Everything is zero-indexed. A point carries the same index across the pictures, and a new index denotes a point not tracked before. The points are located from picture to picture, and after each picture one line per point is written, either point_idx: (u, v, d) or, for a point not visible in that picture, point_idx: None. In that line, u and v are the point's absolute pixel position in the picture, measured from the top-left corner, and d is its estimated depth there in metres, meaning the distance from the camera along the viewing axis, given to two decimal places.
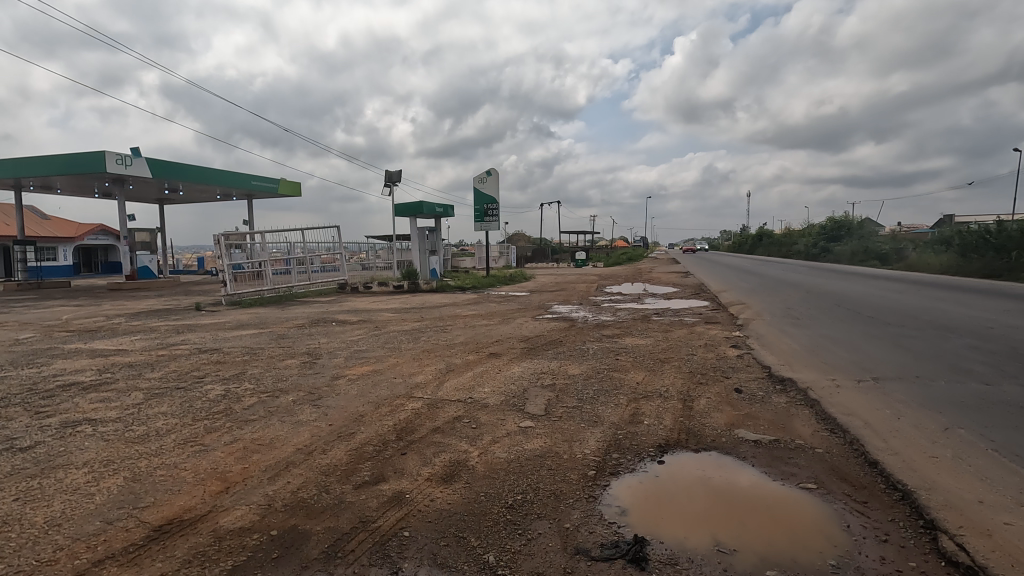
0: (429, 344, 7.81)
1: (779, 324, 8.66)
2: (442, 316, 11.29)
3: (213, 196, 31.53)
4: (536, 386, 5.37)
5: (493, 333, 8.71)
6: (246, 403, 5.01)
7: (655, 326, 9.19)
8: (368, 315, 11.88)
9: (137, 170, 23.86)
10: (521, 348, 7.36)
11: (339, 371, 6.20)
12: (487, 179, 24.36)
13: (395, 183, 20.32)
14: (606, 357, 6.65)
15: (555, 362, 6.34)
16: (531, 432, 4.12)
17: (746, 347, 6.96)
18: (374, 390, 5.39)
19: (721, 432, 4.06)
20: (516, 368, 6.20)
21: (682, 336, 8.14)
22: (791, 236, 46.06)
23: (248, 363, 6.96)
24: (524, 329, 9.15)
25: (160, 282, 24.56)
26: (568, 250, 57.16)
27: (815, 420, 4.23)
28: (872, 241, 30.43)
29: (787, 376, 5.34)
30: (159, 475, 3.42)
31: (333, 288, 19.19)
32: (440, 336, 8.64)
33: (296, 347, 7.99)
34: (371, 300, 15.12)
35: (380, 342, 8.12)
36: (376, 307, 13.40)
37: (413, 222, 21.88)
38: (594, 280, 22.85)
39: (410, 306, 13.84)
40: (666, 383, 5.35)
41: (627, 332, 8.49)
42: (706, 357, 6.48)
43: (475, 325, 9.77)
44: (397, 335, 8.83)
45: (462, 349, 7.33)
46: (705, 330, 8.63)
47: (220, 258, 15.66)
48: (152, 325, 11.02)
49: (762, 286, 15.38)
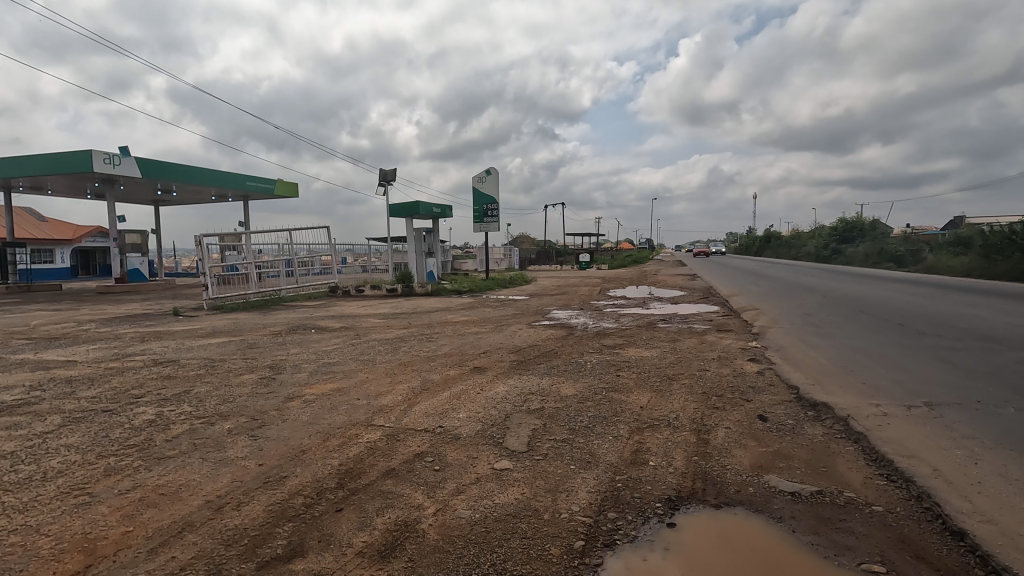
0: (409, 356, 6.99)
1: (800, 333, 7.77)
2: (431, 323, 10.45)
3: (208, 197, 30.90)
4: (521, 411, 4.51)
5: (482, 343, 7.86)
6: (171, 433, 4.17)
7: (662, 334, 8.32)
8: (353, 321, 11.07)
9: (126, 170, 23.24)
10: (511, 361, 6.51)
11: (296, 390, 5.37)
12: (486, 179, 23.57)
13: (389, 183, 19.57)
14: (606, 373, 5.78)
15: (546, 380, 5.50)
16: (506, 477, 3.27)
17: (767, 361, 6.09)
18: (328, 415, 4.55)
19: (747, 478, 3.20)
20: (500, 387, 5.34)
21: (692, 347, 7.26)
22: (801, 239, 44.82)
23: (200, 379, 6.14)
24: (517, 338, 8.30)
25: (150, 285, 23.87)
26: (572, 253, 56.08)
27: (866, 463, 3.36)
28: (886, 243, 29.37)
29: (820, 401, 4.47)
30: (7, 544, 2.60)
31: (324, 292, 18.31)
32: (423, 346, 7.81)
33: (261, 359, 7.18)
34: (360, 305, 14.34)
35: (354, 354, 7.30)
36: (363, 312, 12.60)
37: (409, 223, 21.09)
38: (598, 283, 21.96)
39: (400, 311, 13.03)
40: (676, 408, 4.48)
41: (630, 342, 7.63)
42: (721, 373, 5.61)
43: (464, 334, 8.93)
44: (376, 345, 8.00)
45: (444, 362, 6.49)
46: (717, 341, 7.74)
47: (203, 261, 14.71)
48: (119, 332, 10.26)
49: (775, 289, 14.49)
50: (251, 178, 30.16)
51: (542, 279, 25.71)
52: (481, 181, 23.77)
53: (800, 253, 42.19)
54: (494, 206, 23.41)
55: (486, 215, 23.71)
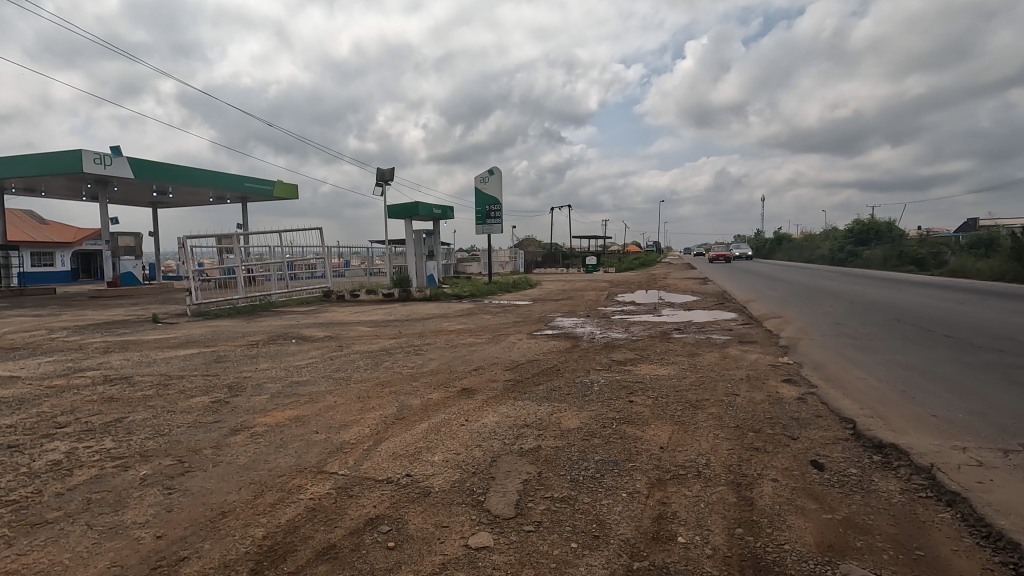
0: (389, 374, 6.11)
1: (836, 346, 6.84)
2: (423, 333, 9.55)
3: (206, 199, 30.21)
4: (511, 452, 3.63)
5: (475, 358, 6.96)
6: (69, 483, 3.30)
7: (679, 347, 7.41)
8: (340, 330, 10.21)
9: (118, 171, 22.57)
10: (506, 381, 5.62)
11: (247, 420, 4.49)
12: (489, 179, 22.71)
13: (387, 182, 18.77)
14: (616, 398, 4.87)
15: (546, 407, 4.60)
16: (482, 564, 2.37)
17: (807, 383, 5.16)
18: (273, 456, 3.67)
19: (816, 569, 2.30)
20: (489, 417, 4.44)
21: (715, 364, 6.33)
22: (814, 241, 43.42)
23: (144, 402, 5.28)
24: (516, 351, 7.39)
25: (143, 290, 23.17)
26: (578, 255, 55.00)
27: (977, 544, 2.46)
28: (906, 245, 28.18)
29: (889, 443, 3.56)
30: None
31: (318, 296, 17.50)
32: (408, 361, 6.91)
33: (223, 375, 6.32)
34: (352, 311, 13.49)
35: (329, 370, 6.42)
36: (354, 320, 11.75)
37: (408, 225, 20.25)
38: (605, 287, 21.03)
39: (394, 317, 12.16)
40: (705, 451, 3.58)
41: (643, 357, 6.72)
42: (755, 400, 4.70)
43: (458, 346, 8.03)
44: (357, 360, 7.10)
45: (428, 383, 5.61)
46: (743, 355, 6.80)
47: (186, 265, 13.93)
48: (85, 342, 9.47)
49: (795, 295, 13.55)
50: (249, 179, 29.44)
51: (548, 283, 24.80)
52: (483, 181, 22.92)
53: (814, 255, 40.87)
54: (497, 207, 22.55)
55: (488, 216, 22.86)
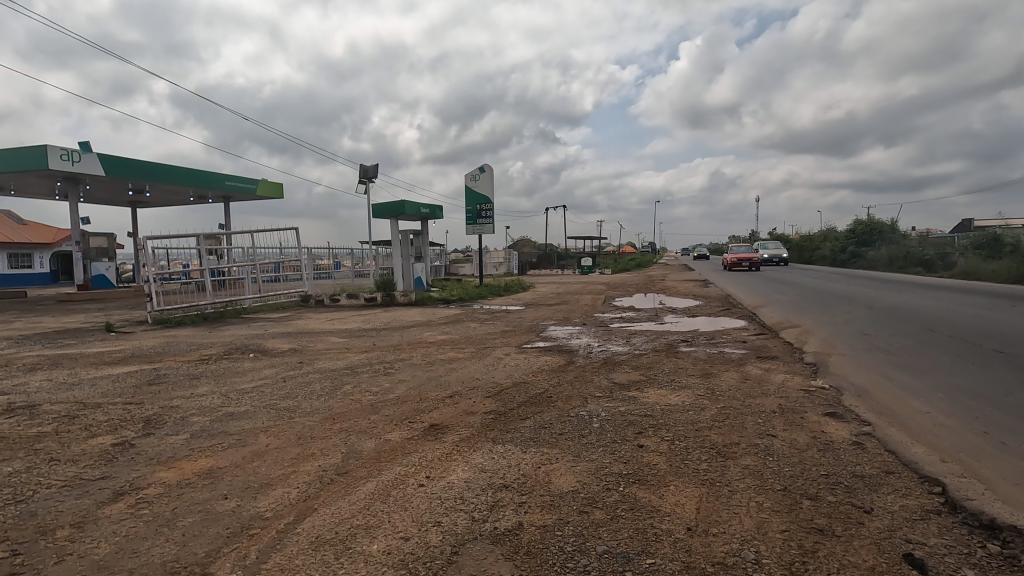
0: (344, 403, 5.04)
1: (874, 365, 5.88)
2: (399, 346, 8.50)
3: (186, 198, 29.04)
4: (479, 540, 2.59)
5: (451, 379, 5.90)
6: None
7: (690, 366, 6.39)
8: (307, 342, 9.11)
9: (88, 168, 21.39)
10: (485, 414, 4.57)
11: (143, 478, 3.43)
12: (479, 177, 21.68)
13: (370, 180, 17.74)
14: (621, 441, 3.84)
15: (533, 456, 3.59)
16: None
17: (858, 419, 4.15)
18: (147, 546, 2.62)
19: None
20: (457, 471, 3.40)
21: (736, 388, 5.31)
22: (816, 241, 42.26)
23: (31, 444, 4.22)
24: (502, 370, 6.33)
25: (116, 293, 21.98)
26: (574, 256, 53.84)
27: None
28: (913, 246, 27.11)
29: (1006, 527, 2.57)
30: None
31: (295, 301, 16.41)
32: (372, 384, 5.84)
33: (147, 404, 5.26)
34: (328, 318, 12.43)
35: (275, 397, 5.34)
36: (327, 329, 10.71)
37: (394, 225, 19.20)
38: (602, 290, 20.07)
39: (372, 326, 11.11)
40: (751, 538, 2.55)
41: (650, 379, 5.70)
42: (798, 444, 3.69)
43: (435, 363, 6.97)
44: (312, 382, 6.03)
45: (389, 417, 4.56)
46: (766, 377, 5.77)
47: (147, 268, 12.73)
48: (17, 356, 8.38)
49: (807, 300, 12.61)
50: (231, 178, 28.27)
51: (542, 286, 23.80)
52: (474, 179, 21.84)
53: (815, 257, 39.80)
54: (488, 205, 21.51)
55: (479, 216, 21.81)
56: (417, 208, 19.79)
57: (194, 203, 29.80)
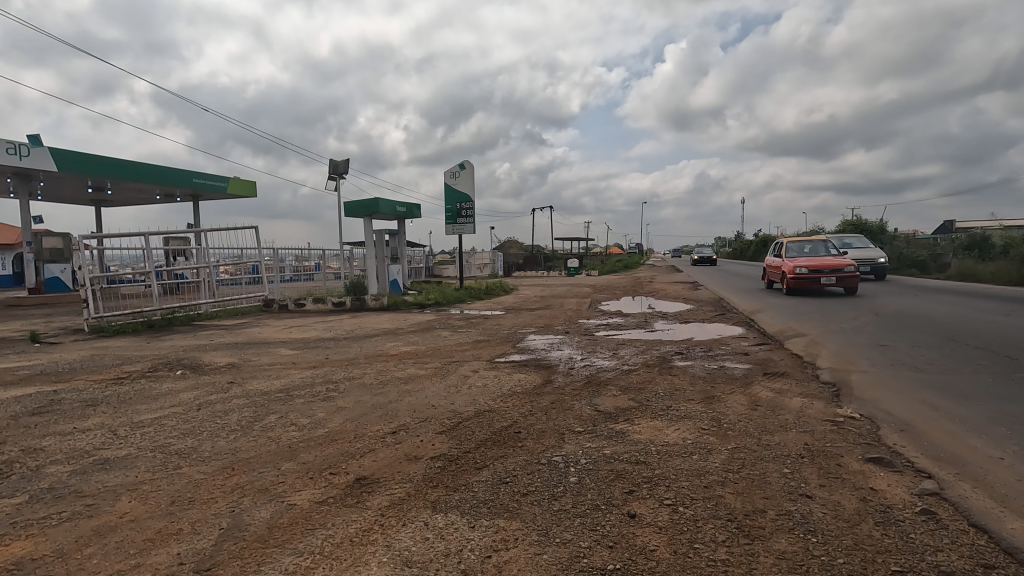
0: (255, 444, 3.95)
1: (906, 386, 4.97)
2: (354, 360, 7.41)
3: (152, 196, 27.60)
4: None
5: (400, 407, 4.84)
6: None
7: (689, 386, 5.43)
8: (252, 355, 8.00)
9: (39, 162, 19.95)
10: (430, 462, 3.53)
11: None
12: (459, 174, 20.62)
13: (341, 176, 16.62)
14: (604, 507, 2.83)
15: (485, 537, 2.56)
16: None
17: (912, 469, 3.21)
18: None
19: None
20: (371, 566, 2.36)
21: (748, 418, 4.33)
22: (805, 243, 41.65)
23: None
24: (464, 394, 5.28)
25: (70, 298, 20.52)
26: (560, 258, 52.91)
27: None
28: (906, 247, 26.37)
29: None
30: None
31: (257, 306, 15.17)
32: (302, 413, 4.75)
33: (10, 443, 4.15)
34: (286, 326, 11.29)
35: (173, 434, 4.25)
36: (281, 339, 9.58)
37: (368, 225, 18.07)
38: (588, 293, 19.16)
39: (332, 335, 10.00)
40: None
41: (642, 406, 4.70)
42: (846, 512, 2.71)
43: (388, 384, 5.90)
44: (232, 409, 4.95)
45: (304, 467, 3.49)
46: (782, 402, 4.82)
47: (82, 270, 11.39)
48: None
49: (806, 304, 11.75)
50: (200, 175, 26.76)
51: (525, 289, 22.80)
52: (455, 177, 20.76)
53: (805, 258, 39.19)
54: (469, 204, 20.48)
55: (459, 215, 20.77)
56: (392, 206, 18.67)
57: (162, 202, 28.38)
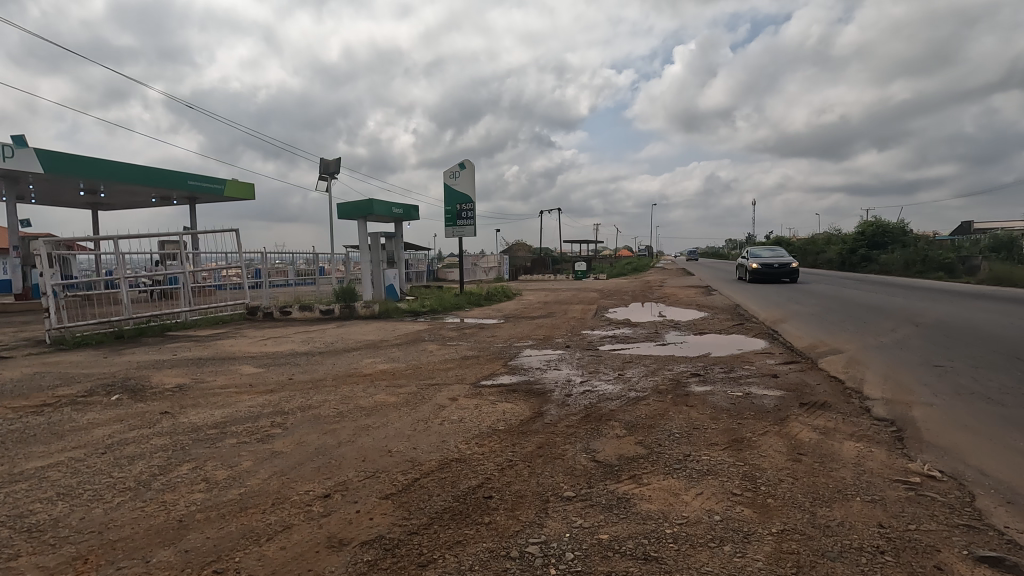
0: (135, 517, 2.97)
1: (990, 429, 3.90)
2: (321, 382, 6.44)
3: (147, 199, 26.93)
4: None
5: (345, 455, 3.85)
6: None
7: (710, 423, 4.42)
8: (209, 374, 7.05)
9: (24, 164, 19.23)
10: (357, 554, 2.53)
11: None
12: (459, 174, 19.67)
13: (331, 176, 15.72)
14: None
15: None
16: None
17: None
18: None
19: None
20: None
21: (792, 477, 3.30)
22: (821, 245, 40.18)
23: None
24: (431, 434, 4.29)
25: None
26: (568, 261, 51.79)
27: None
28: (930, 248, 24.92)
29: None
30: None
31: (240, 314, 14.18)
32: (223, 462, 3.78)
33: None
34: (263, 337, 10.37)
35: (43, 496, 3.28)
36: (251, 353, 8.65)
37: (362, 228, 17.15)
38: (595, 299, 18.14)
39: (309, 348, 9.06)
40: None
41: (653, 457, 3.68)
42: None
43: (346, 417, 4.92)
44: (142, 455, 3.98)
45: (177, 563, 2.49)
46: (831, 449, 3.79)
47: (43, 277, 10.52)
48: None
49: (832, 313, 10.66)
50: (194, 176, 25.83)
51: (530, 294, 21.81)
52: (454, 177, 19.81)
53: (822, 260, 37.79)
54: (468, 205, 19.52)
55: (459, 217, 19.80)
56: (387, 208, 17.72)
57: (158, 205, 27.72)
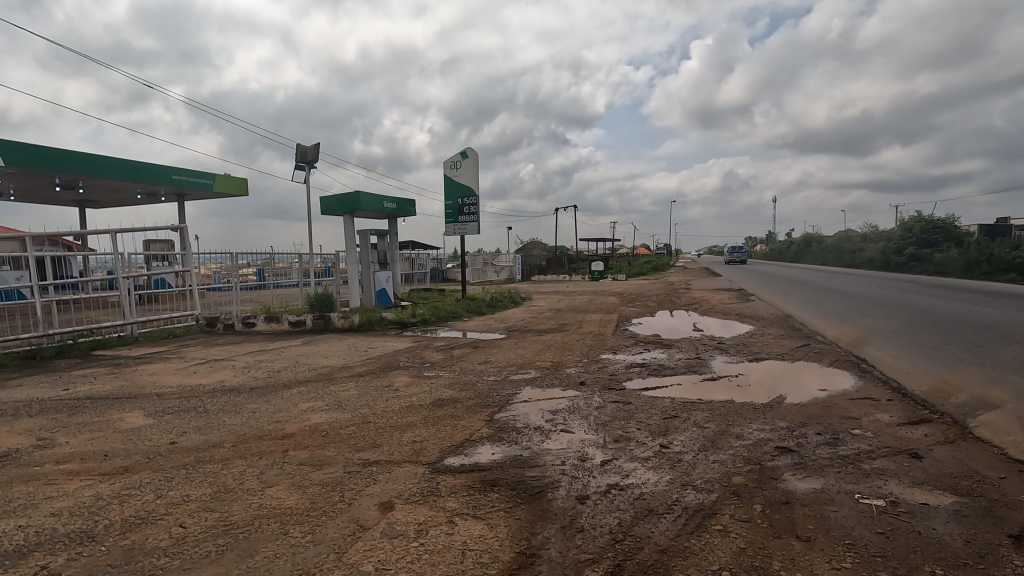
0: None
1: None
2: (204, 454, 4.25)
3: (134, 197, 25.56)
4: None
5: None
6: None
7: None
8: (68, 431, 4.92)
9: None
10: None
11: None
12: (460, 164, 17.46)
13: (310, 164, 13.65)
14: None
15: None
16: None
17: None
18: None
19: None
20: None
21: None
22: (860, 243, 37.25)
23: None
24: None
25: None
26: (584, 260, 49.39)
27: None
28: (994, 245, 22.16)
29: None
30: None
31: (195, 327, 12.11)
32: None
33: None
34: (198, 361, 8.29)
35: None
36: (162, 389, 6.54)
37: (348, 223, 15.05)
38: (616, 305, 15.88)
39: (241, 380, 6.90)
40: None
41: None
42: None
43: (179, 559, 2.70)
44: None
45: None
46: None
47: None
48: None
49: (925, 330, 8.32)
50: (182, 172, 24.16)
51: (542, 298, 19.58)
52: (455, 167, 17.60)
53: (861, 259, 34.95)
54: (470, 199, 17.33)
55: (461, 212, 17.63)
56: (376, 201, 15.57)
57: (146, 203, 26.35)
